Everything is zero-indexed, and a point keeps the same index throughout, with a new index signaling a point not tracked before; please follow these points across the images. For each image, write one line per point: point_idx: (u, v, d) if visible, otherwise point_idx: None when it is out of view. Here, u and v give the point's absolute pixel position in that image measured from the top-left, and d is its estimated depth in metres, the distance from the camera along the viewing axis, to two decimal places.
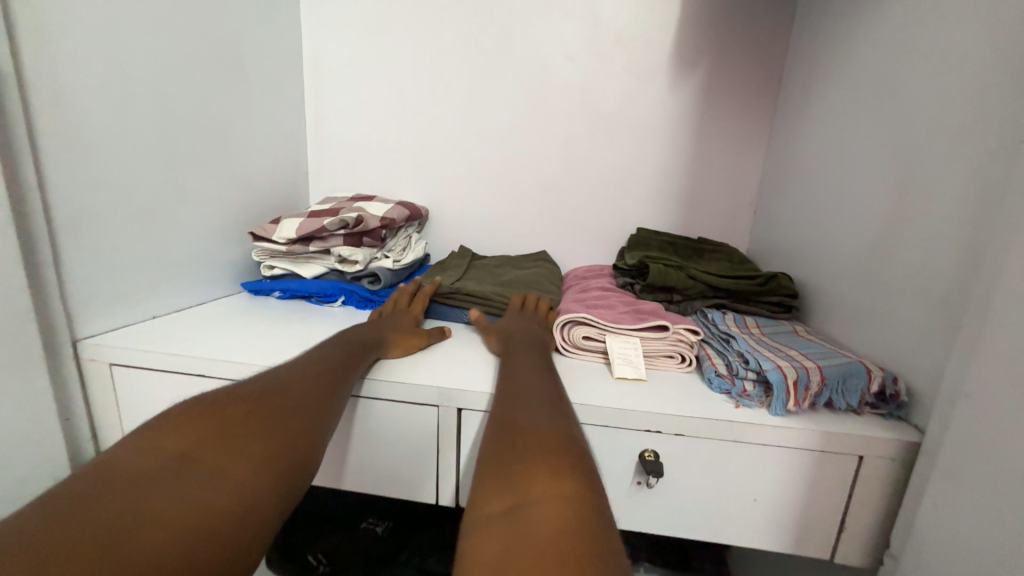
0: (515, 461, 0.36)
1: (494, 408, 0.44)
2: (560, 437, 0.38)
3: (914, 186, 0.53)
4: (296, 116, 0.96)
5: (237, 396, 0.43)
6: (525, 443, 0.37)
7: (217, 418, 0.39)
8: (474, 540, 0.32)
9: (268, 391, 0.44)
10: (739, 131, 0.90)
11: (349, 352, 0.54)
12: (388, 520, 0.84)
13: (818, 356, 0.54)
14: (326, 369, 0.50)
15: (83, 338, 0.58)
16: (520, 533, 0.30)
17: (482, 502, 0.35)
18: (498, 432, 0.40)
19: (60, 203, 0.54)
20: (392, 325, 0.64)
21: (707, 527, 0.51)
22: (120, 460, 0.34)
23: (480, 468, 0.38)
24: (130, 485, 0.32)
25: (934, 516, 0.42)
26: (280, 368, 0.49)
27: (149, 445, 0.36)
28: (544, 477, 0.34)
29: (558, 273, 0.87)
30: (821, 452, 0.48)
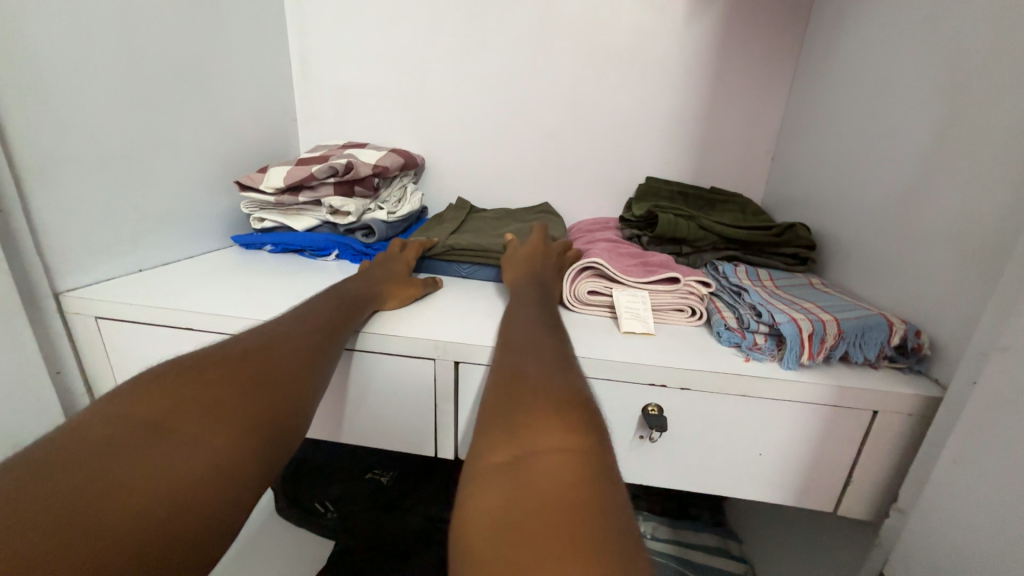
0: (520, 412, 0.34)
1: (498, 359, 0.42)
2: (563, 391, 0.35)
3: (958, 120, 0.47)
4: (280, 56, 0.89)
5: (222, 352, 0.41)
6: (531, 395, 0.35)
7: (201, 375, 0.37)
8: (473, 490, 0.30)
9: (253, 348, 0.42)
10: (762, 68, 0.82)
11: (340, 305, 0.52)
12: (393, 471, 0.86)
13: (836, 308, 0.51)
14: (315, 325, 0.47)
15: (65, 292, 0.56)
16: (521, 485, 0.29)
17: (485, 452, 0.33)
18: (502, 383, 0.38)
19: (22, 147, 0.50)
20: (386, 275, 0.61)
21: (710, 481, 0.51)
22: (97, 418, 0.33)
23: (482, 420, 0.36)
24: (109, 443, 0.31)
25: (947, 471, 0.40)
26: (266, 325, 0.47)
27: (128, 403, 0.34)
28: (550, 429, 0.32)
29: (562, 224, 0.82)
30: (834, 406, 0.46)
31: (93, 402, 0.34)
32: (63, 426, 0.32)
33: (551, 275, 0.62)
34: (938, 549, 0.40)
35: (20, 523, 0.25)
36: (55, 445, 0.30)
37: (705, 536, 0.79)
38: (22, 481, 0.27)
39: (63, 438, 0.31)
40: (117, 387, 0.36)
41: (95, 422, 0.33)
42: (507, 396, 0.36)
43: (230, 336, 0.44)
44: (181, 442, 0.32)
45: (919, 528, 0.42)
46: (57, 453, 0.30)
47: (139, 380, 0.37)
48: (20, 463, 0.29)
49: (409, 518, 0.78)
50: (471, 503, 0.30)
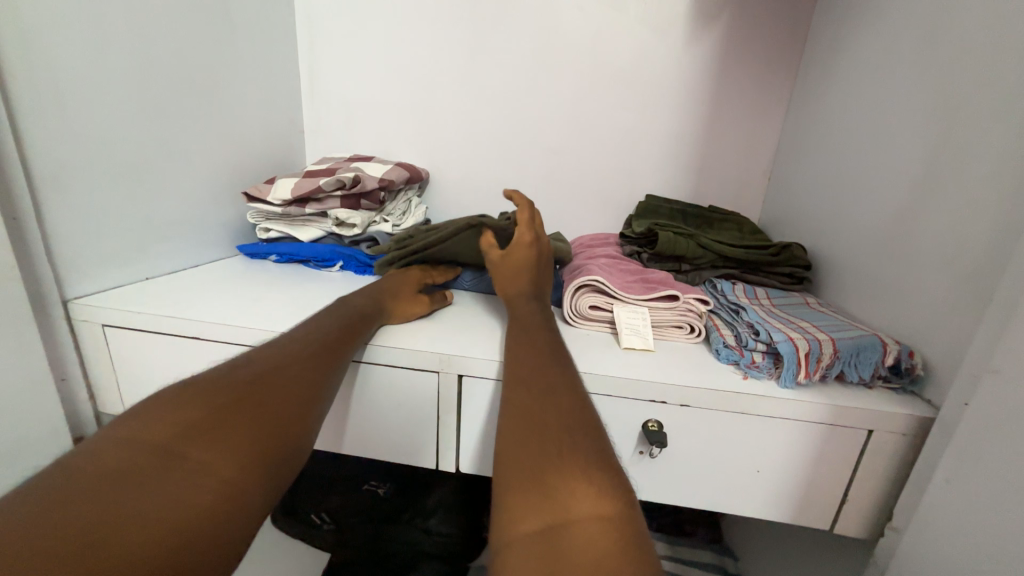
0: (550, 472, 0.34)
1: (515, 402, 0.42)
2: (594, 447, 0.35)
3: (948, 151, 0.49)
4: (290, 71, 0.91)
5: (232, 383, 0.40)
6: (558, 450, 0.35)
7: (214, 411, 0.37)
8: (511, 561, 0.30)
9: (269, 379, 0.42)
10: (759, 92, 0.85)
11: (347, 326, 0.52)
12: (389, 483, 0.85)
13: (831, 328, 0.52)
14: (327, 352, 0.47)
15: (73, 299, 0.56)
16: (565, 557, 0.29)
17: (517, 517, 0.33)
18: (524, 434, 0.38)
19: (38, 156, 0.51)
20: (390, 289, 0.61)
21: (709, 497, 0.51)
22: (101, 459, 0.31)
23: (509, 476, 0.36)
24: (123, 490, 0.30)
25: (942, 492, 0.41)
26: (274, 348, 0.46)
27: (136, 444, 0.33)
28: (585, 494, 0.32)
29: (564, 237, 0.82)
30: (830, 425, 0.47)
31: (110, 442, 0.33)
32: (82, 469, 0.31)
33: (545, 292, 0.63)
34: (934, 568, 0.41)
35: None
36: (80, 496, 0.29)
37: (701, 553, 0.80)
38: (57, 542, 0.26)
39: (85, 484, 0.30)
40: (129, 425, 0.34)
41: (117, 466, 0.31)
42: (532, 451, 0.36)
43: (236, 362, 0.43)
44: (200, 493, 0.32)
45: (915, 548, 0.43)
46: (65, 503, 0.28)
47: (151, 415, 0.35)
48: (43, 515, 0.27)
49: (408, 529, 0.79)
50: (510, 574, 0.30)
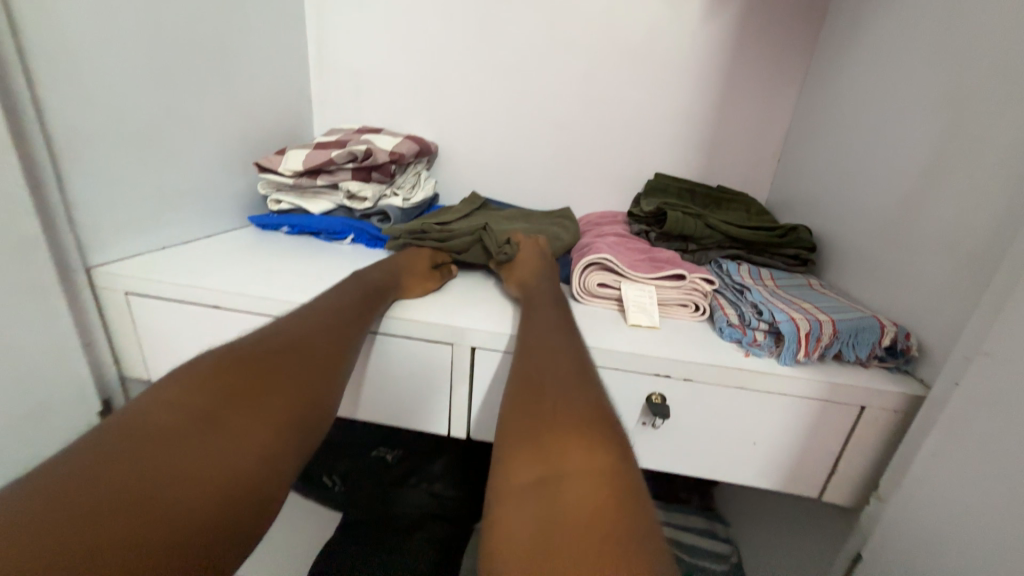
0: (547, 429, 0.36)
1: (520, 370, 0.44)
2: (593, 409, 0.37)
3: (960, 136, 0.49)
4: (297, 37, 0.89)
5: (246, 355, 0.41)
6: (555, 411, 0.37)
7: (226, 381, 0.38)
8: (508, 508, 0.31)
9: (286, 345, 0.44)
10: (774, 70, 0.83)
11: (360, 300, 0.53)
12: (397, 449, 0.89)
13: (832, 309, 0.54)
14: (340, 321, 0.49)
15: (95, 266, 0.58)
16: (556, 502, 0.30)
17: (513, 470, 0.34)
18: (525, 397, 0.40)
19: (55, 124, 0.51)
20: (406, 264, 0.63)
21: (707, 466, 0.54)
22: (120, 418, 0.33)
23: (510, 432, 0.37)
24: (132, 445, 0.31)
25: (927, 464, 0.44)
26: (292, 319, 0.48)
27: (152, 407, 0.35)
28: (578, 448, 0.33)
29: (572, 215, 0.83)
30: (825, 401, 0.49)
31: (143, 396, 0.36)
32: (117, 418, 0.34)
33: (554, 274, 0.63)
34: (914, 533, 0.44)
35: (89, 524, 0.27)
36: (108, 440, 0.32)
37: (695, 519, 0.85)
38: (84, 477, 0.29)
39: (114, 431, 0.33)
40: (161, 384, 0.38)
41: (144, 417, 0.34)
42: (533, 412, 0.38)
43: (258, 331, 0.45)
44: (207, 452, 0.33)
45: (899, 515, 0.46)
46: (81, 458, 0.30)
47: (179, 377, 0.38)
48: (78, 457, 0.30)
49: (413, 492, 0.83)
50: (507, 520, 0.31)
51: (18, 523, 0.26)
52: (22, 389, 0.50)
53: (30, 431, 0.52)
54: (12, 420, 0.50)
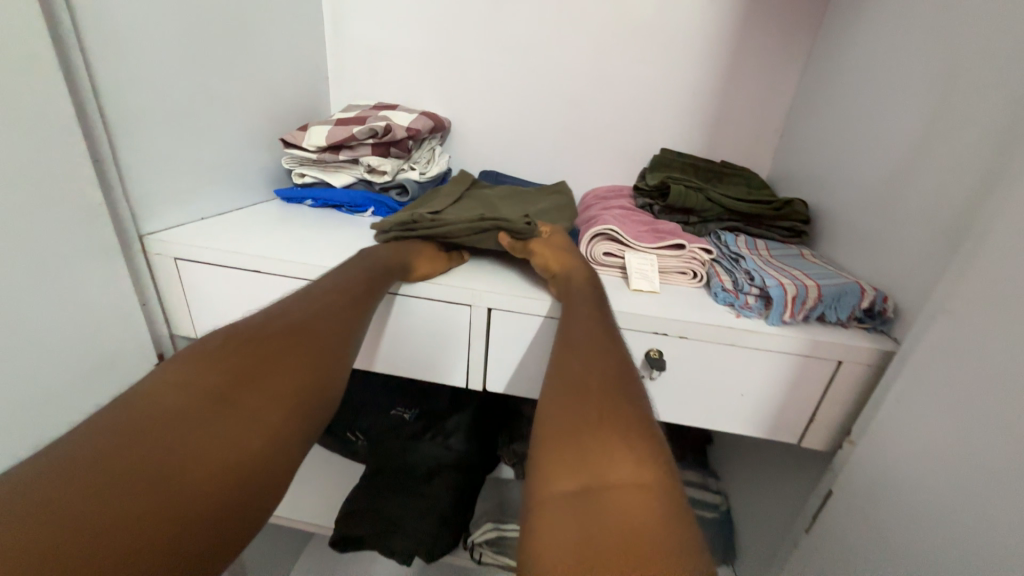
0: (587, 434, 0.35)
1: (558, 366, 0.43)
2: (635, 414, 0.37)
3: (947, 113, 0.53)
4: (314, 13, 0.92)
5: (275, 342, 0.42)
6: (596, 414, 0.36)
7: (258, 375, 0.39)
8: (544, 518, 0.31)
9: (300, 338, 0.44)
10: (779, 45, 0.85)
11: (370, 279, 0.55)
12: (415, 409, 0.96)
13: (819, 276, 0.59)
14: (346, 306, 0.50)
15: (147, 235, 0.64)
16: (597, 517, 0.30)
17: (549, 475, 0.34)
18: (566, 394, 0.39)
19: (110, 103, 0.56)
20: (416, 248, 0.63)
21: (699, 415, 0.60)
22: (150, 400, 0.35)
23: (548, 431, 0.37)
24: (151, 445, 0.32)
25: (895, 411, 0.50)
26: (309, 304, 0.48)
27: (181, 392, 0.36)
28: (623, 458, 0.33)
29: (568, 188, 0.86)
30: (806, 356, 0.55)
31: (161, 387, 0.36)
32: (137, 408, 0.34)
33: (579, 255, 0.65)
34: (879, 469, 0.51)
35: (108, 527, 0.27)
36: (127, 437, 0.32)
37: (689, 474, 0.92)
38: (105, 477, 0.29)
39: (133, 425, 0.33)
40: (180, 375, 0.38)
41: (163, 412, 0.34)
42: (573, 412, 0.37)
43: (275, 316, 0.46)
44: (220, 455, 0.34)
45: (868, 454, 0.52)
46: (110, 442, 0.31)
47: (198, 367, 0.39)
48: (99, 450, 0.31)
49: (428, 446, 0.90)
50: (542, 535, 0.30)
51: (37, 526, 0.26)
52: (94, 342, 0.57)
53: (103, 378, 0.59)
54: (88, 368, 0.57)
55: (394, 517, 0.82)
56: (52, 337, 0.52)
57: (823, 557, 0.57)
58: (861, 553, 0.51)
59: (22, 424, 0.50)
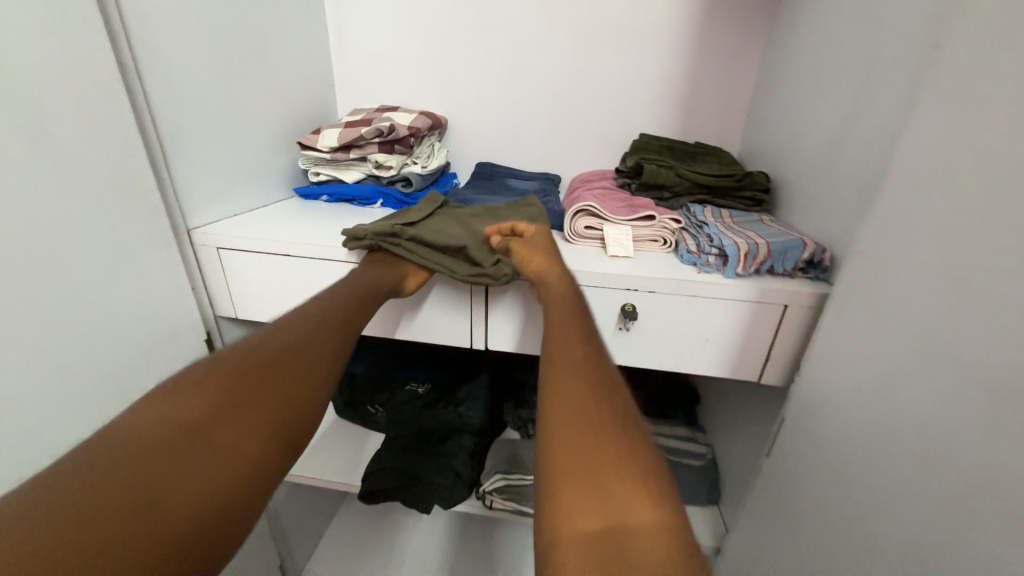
0: (607, 475, 0.36)
1: (570, 389, 0.44)
2: (642, 450, 0.38)
3: (869, 87, 0.61)
4: (320, 28, 1.02)
5: (276, 370, 0.47)
6: (615, 452, 0.37)
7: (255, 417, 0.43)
8: (565, 559, 0.32)
9: (300, 370, 0.49)
10: (741, 34, 0.94)
11: (355, 312, 0.59)
12: (426, 384, 1.08)
13: (770, 235, 0.68)
14: (332, 330, 0.55)
15: (194, 229, 0.75)
16: (620, 563, 0.31)
17: (570, 514, 0.34)
18: (584, 423, 0.40)
19: (161, 116, 0.67)
20: (398, 271, 0.68)
21: (670, 360, 0.70)
22: (150, 430, 0.38)
23: (563, 464, 0.38)
24: (172, 462, 0.37)
25: (830, 343, 0.59)
26: (310, 331, 0.53)
27: (204, 412, 0.41)
28: (640, 500, 0.34)
29: (536, 202, 0.83)
30: (757, 302, 0.64)
31: (186, 405, 0.41)
32: (165, 421, 0.39)
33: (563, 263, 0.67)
34: (819, 392, 0.60)
35: (131, 537, 0.32)
36: (155, 451, 0.37)
37: (679, 429, 1.02)
38: (132, 491, 0.34)
39: (159, 441, 0.38)
40: (204, 397, 0.42)
41: (183, 432, 0.39)
42: (589, 445, 0.38)
43: (284, 343, 0.50)
44: (224, 477, 0.38)
45: (812, 382, 0.62)
46: (110, 481, 0.34)
47: (224, 390, 0.43)
48: (130, 462, 0.36)
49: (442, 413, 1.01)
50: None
51: (78, 528, 0.31)
52: (157, 317, 0.69)
53: (163, 348, 0.70)
54: (153, 340, 0.68)
55: (410, 470, 0.92)
56: (126, 312, 0.64)
57: (780, 474, 0.67)
58: (807, 463, 0.61)
59: (107, 382, 0.61)
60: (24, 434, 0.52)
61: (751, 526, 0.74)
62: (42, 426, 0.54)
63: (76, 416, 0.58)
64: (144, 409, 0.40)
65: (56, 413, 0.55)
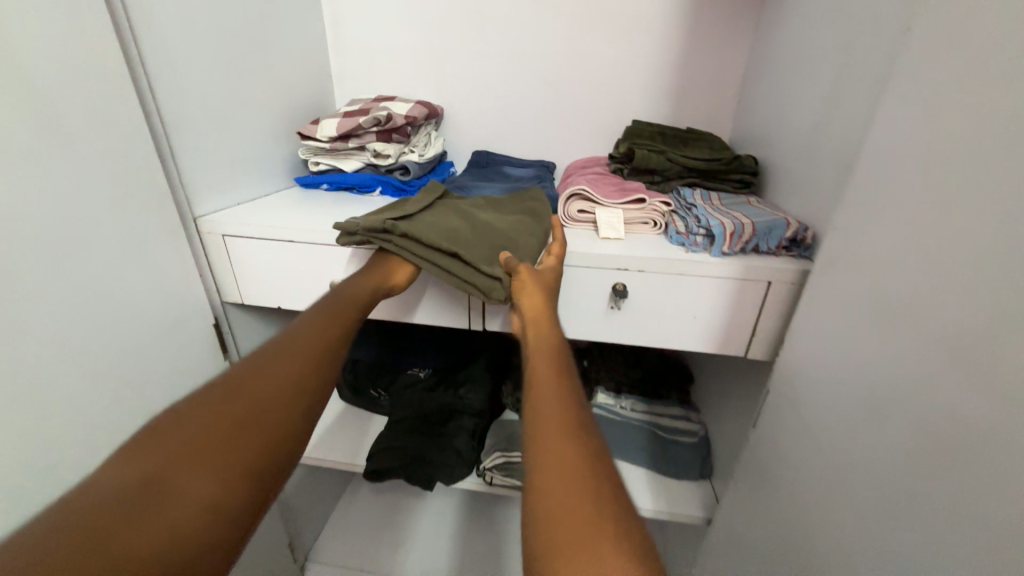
0: (592, 546, 0.33)
1: (550, 439, 0.41)
2: (630, 510, 0.36)
3: (848, 69, 0.63)
4: (316, 19, 1.03)
5: (251, 410, 0.45)
6: (601, 518, 0.35)
7: (218, 458, 0.41)
8: None
9: (277, 406, 0.46)
10: (730, 19, 0.95)
11: (340, 335, 0.56)
12: (428, 367, 1.11)
13: (756, 215, 0.70)
14: (314, 358, 0.52)
15: (200, 217, 0.77)
16: None
17: None
18: (567, 482, 0.37)
19: (166, 107, 0.69)
20: (385, 275, 0.67)
21: (659, 337, 0.73)
22: (111, 487, 0.37)
23: (547, 532, 0.35)
24: (126, 522, 0.35)
25: (810, 316, 0.62)
26: (290, 361, 0.50)
27: (169, 462, 0.39)
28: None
29: (540, 201, 0.79)
30: (742, 279, 0.67)
31: (150, 458, 0.39)
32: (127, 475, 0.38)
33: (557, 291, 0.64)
34: (800, 363, 0.63)
35: None
36: (111, 510, 0.35)
37: (672, 408, 1.06)
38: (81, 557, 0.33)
39: (118, 497, 0.36)
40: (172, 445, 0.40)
41: (144, 486, 0.37)
42: (572, 511, 0.35)
43: (262, 376, 0.48)
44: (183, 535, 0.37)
45: (794, 354, 0.65)
46: (64, 535, 0.33)
47: (192, 437, 0.41)
48: (82, 524, 0.34)
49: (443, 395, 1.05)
50: None
51: None
52: (168, 302, 0.72)
53: (174, 332, 0.73)
54: (164, 323, 0.71)
55: (412, 449, 0.96)
56: (139, 296, 0.66)
57: (765, 444, 0.70)
58: (790, 431, 0.64)
59: (123, 362, 0.64)
60: (50, 409, 0.55)
61: (738, 493, 0.77)
62: (65, 403, 0.57)
63: (96, 394, 0.61)
64: (117, 454, 0.40)
65: (78, 390, 0.58)
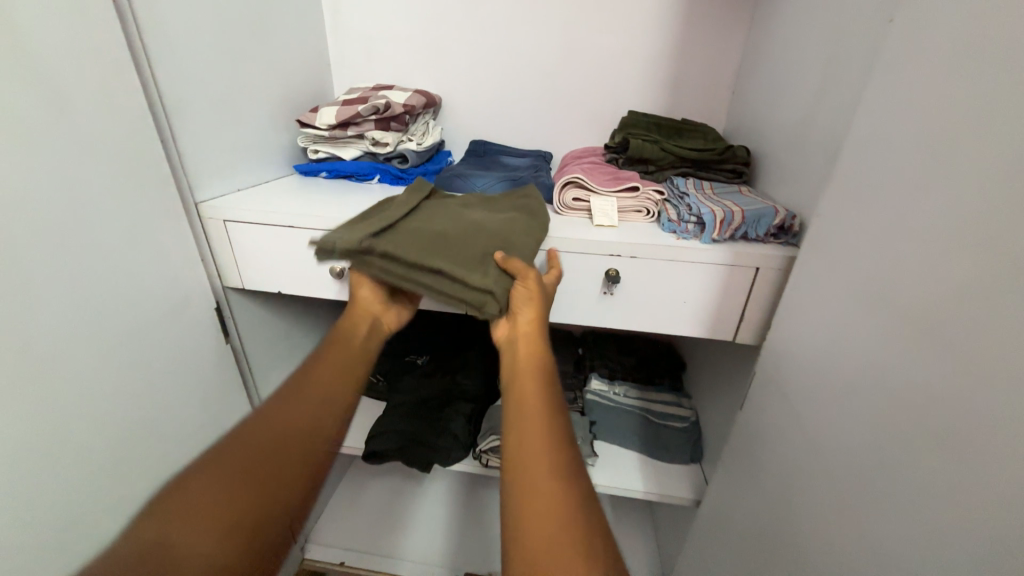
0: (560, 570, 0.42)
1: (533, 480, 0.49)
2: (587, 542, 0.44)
3: (836, 61, 0.65)
4: (315, 7, 1.04)
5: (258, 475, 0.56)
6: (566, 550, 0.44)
7: (227, 514, 0.52)
8: None
9: (281, 472, 0.57)
10: (725, 11, 0.96)
11: (338, 399, 0.66)
12: (426, 355, 1.15)
13: (746, 204, 0.72)
14: (313, 425, 0.63)
15: (201, 202, 0.79)
16: None
17: None
18: (542, 518, 0.46)
19: (168, 93, 0.70)
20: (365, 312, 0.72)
21: (650, 322, 0.75)
22: (148, 539, 0.48)
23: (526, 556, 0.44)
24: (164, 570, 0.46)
25: (795, 301, 0.64)
26: (294, 428, 0.61)
27: (196, 521, 0.50)
28: None
29: (531, 199, 0.77)
30: (730, 265, 0.69)
31: (178, 512, 0.50)
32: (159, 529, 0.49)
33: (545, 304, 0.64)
34: (784, 346, 0.65)
35: None
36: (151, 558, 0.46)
37: (664, 394, 1.08)
38: None
39: (155, 547, 0.47)
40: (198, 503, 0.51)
41: (177, 540, 0.48)
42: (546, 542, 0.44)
43: (270, 444, 0.59)
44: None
45: (780, 338, 0.67)
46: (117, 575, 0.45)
47: (213, 498, 0.52)
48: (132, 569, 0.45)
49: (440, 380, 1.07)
50: None
51: None
52: (171, 285, 0.73)
53: (177, 315, 0.75)
54: (167, 306, 0.73)
55: (410, 432, 0.98)
56: (144, 278, 0.68)
57: (751, 425, 0.73)
58: (773, 411, 0.67)
59: (128, 342, 0.66)
60: (59, 385, 0.57)
61: (725, 473, 0.80)
62: (73, 380, 0.59)
63: (103, 373, 0.63)
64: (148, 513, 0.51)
65: (86, 368, 0.60)
